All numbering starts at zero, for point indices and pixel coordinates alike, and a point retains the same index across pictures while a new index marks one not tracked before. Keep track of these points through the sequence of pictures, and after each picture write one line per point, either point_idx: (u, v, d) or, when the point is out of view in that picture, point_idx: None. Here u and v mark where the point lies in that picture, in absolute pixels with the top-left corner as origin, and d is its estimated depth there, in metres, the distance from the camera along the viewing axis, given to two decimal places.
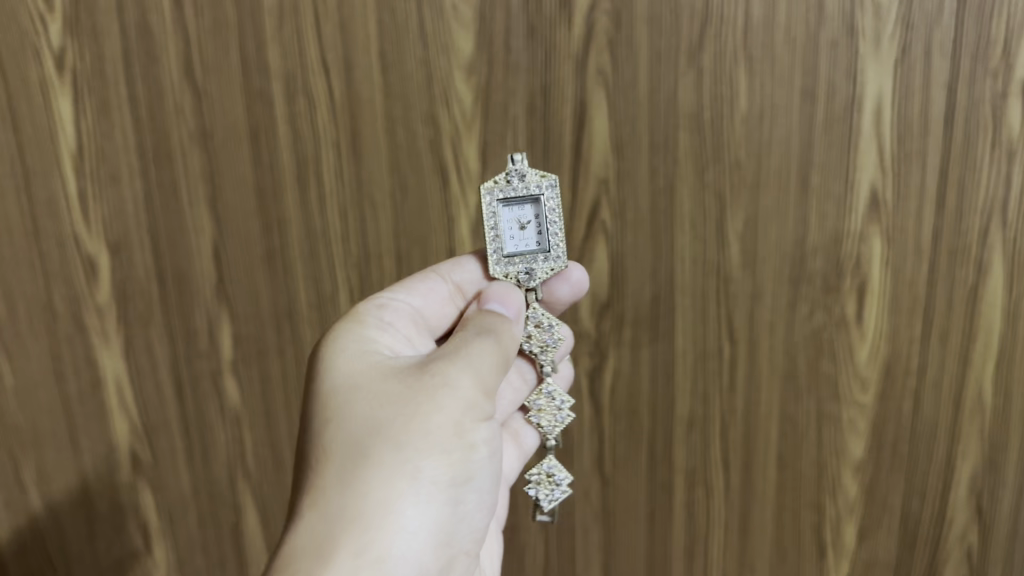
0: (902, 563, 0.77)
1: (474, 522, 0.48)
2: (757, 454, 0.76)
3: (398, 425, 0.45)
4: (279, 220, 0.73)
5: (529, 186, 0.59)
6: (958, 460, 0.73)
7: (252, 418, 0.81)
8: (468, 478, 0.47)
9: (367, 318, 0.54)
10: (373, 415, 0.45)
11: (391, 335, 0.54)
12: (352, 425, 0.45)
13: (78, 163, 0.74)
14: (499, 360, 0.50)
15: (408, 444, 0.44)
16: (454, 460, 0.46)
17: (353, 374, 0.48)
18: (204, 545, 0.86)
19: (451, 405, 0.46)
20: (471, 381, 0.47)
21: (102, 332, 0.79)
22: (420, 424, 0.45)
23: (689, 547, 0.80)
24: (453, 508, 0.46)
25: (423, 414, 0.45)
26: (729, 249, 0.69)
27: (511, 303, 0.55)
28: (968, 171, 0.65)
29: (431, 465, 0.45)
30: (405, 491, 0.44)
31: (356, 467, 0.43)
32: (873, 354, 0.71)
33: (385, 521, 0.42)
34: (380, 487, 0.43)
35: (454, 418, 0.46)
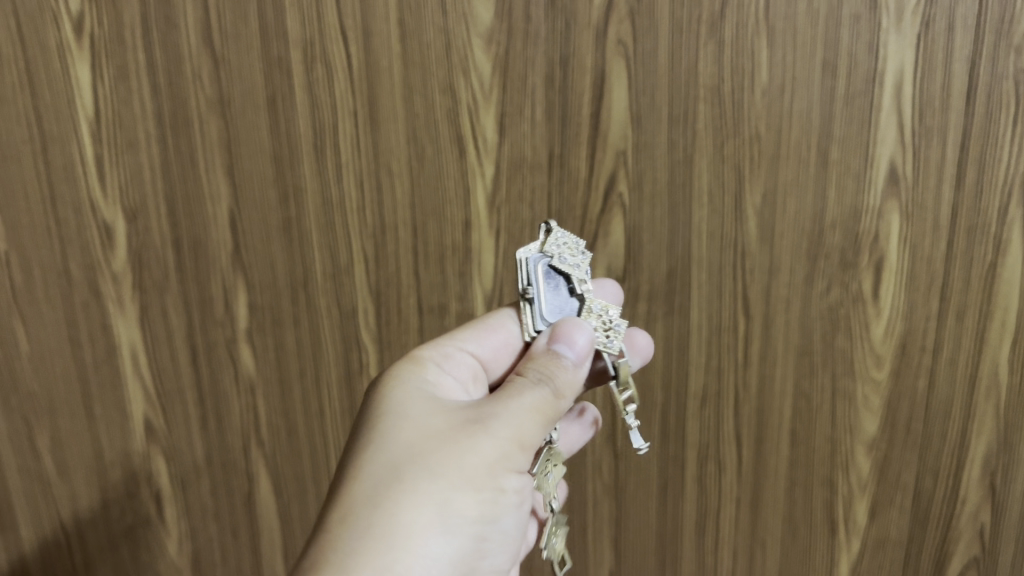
0: (913, 541, 0.77)
1: (492, 566, 0.47)
2: (770, 430, 0.76)
3: (434, 459, 0.44)
4: (296, 189, 0.73)
5: (565, 257, 0.56)
6: (972, 438, 0.73)
7: (266, 387, 0.81)
8: (496, 517, 0.46)
9: (427, 362, 0.53)
10: (413, 444, 0.45)
11: (449, 382, 0.53)
12: (392, 451, 0.45)
13: (96, 130, 0.74)
14: (547, 415, 0.48)
15: (442, 472, 0.44)
16: (485, 498, 0.45)
17: (401, 404, 0.48)
18: (217, 514, 0.87)
19: (492, 445, 0.46)
20: (513, 428, 0.47)
21: (118, 299, 0.79)
22: (456, 458, 0.44)
23: (700, 521, 0.80)
24: (475, 546, 0.45)
25: (459, 452, 0.45)
26: (746, 223, 0.69)
27: (579, 346, 0.52)
28: (989, 147, 0.64)
29: (461, 499, 0.44)
30: (431, 520, 0.43)
31: (389, 489, 0.43)
32: (889, 331, 0.71)
33: (407, 546, 0.41)
34: (409, 512, 0.42)
35: (491, 459, 0.45)
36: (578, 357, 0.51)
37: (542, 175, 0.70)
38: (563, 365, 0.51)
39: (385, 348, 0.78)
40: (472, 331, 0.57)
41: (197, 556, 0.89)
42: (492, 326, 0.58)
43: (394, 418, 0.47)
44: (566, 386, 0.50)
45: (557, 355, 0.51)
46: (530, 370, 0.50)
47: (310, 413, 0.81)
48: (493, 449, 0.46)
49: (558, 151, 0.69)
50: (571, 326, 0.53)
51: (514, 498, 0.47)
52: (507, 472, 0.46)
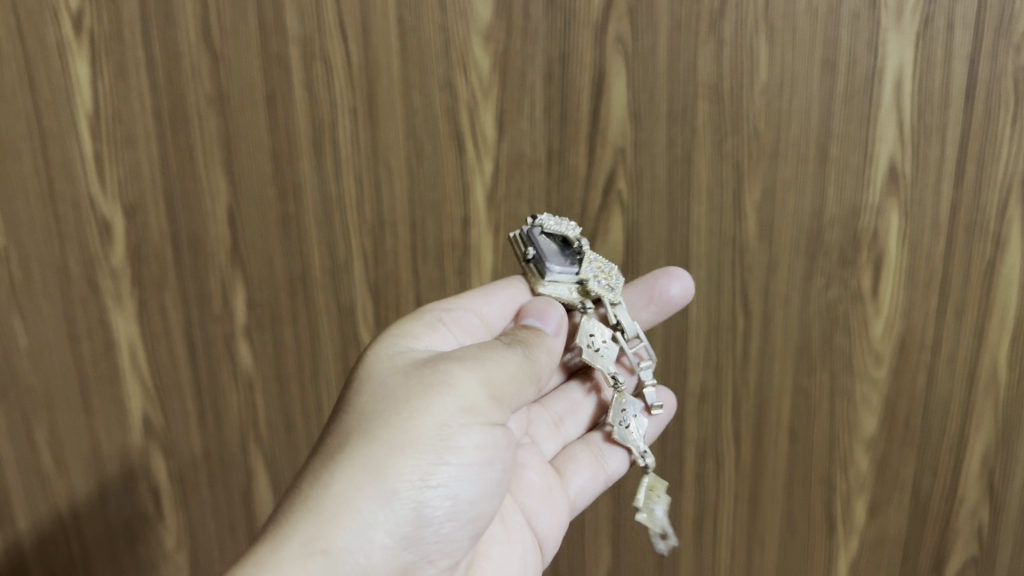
0: (912, 539, 0.77)
1: (461, 528, 0.46)
2: (769, 427, 0.76)
3: (380, 423, 0.44)
4: (295, 186, 0.73)
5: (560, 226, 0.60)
6: (971, 436, 0.73)
7: (264, 383, 0.81)
8: (454, 478, 0.45)
9: (422, 317, 0.53)
10: (365, 409, 0.45)
11: (443, 335, 0.53)
12: (347, 420, 0.46)
13: (94, 126, 0.74)
14: (519, 373, 0.48)
15: (385, 436, 0.44)
16: (435, 459, 0.44)
17: (368, 365, 0.48)
18: (215, 510, 0.87)
19: (442, 403, 0.45)
20: (470, 385, 0.46)
21: (117, 295, 0.79)
22: (401, 420, 0.44)
23: (699, 518, 0.80)
24: (429, 509, 0.44)
25: (406, 413, 0.44)
26: (746, 221, 0.69)
27: (551, 318, 0.55)
28: (989, 144, 0.64)
29: (405, 462, 0.44)
30: (366, 486, 0.43)
31: (331, 458, 0.44)
32: (888, 329, 0.71)
33: (338, 514, 0.42)
34: (343, 481, 0.43)
35: (441, 418, 0.45)
36: (551, 327, 0.55)
37: (541, 172, 0.70)
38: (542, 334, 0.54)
39: None
40: (483, 293, 0.57)
41: (195, 551, 0.89)
42: (501, 288, 0.59)
43: (359, 384, 0.48)
44: (535, 349, 0.51)
45: (530, 327, 0.54)
46: (504, 337, 0.52)
47: (309, 410, 0.81)
48: (443, 408, 0.45)
49: (557, 148, 0.69)
50: (543, 303, 0.56)
51: (475, 457, 0.46)
52: (460, 432, 0.45)
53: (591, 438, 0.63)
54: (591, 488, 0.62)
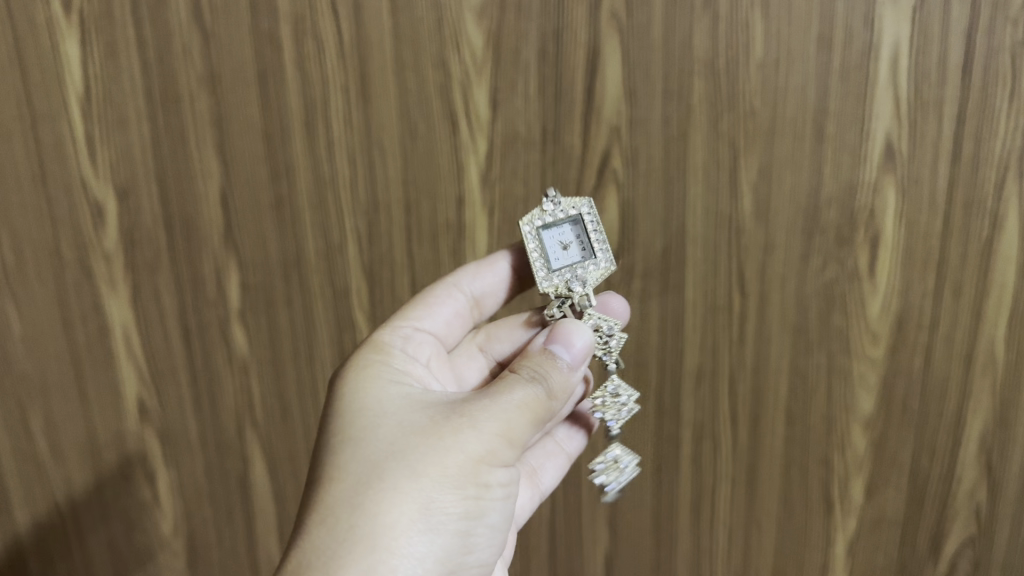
0: (909, 520, 0.77)
1: (483, 557, 0.48)
2: (766, 409, 0.75)
3: (417, 456, 0.45)
4: (288, 168, 0.73)
5: (566, 212, 0.61)
6: (969, 417, 0.72)
7: (259, 367, 0.80)
8: (483, 513, 0.47)
9: (394, 350, 0.56)
10: (394, 441, 0.46)
11: (418, 366, 0.57)
12: (374, 448, 0.46)
13: (85, 107, 0.73)
14: (538, 410, 0.48)
15: (424, 472, 0.45)
16: (470, 496, 0.46)
17: (383, 401, 0.49)
18: (211, 494, 0.86)
19: (478, 441, 0.46)
20: (501, 423, 0.47)
21: (110, 279, 0.79)
22: (437, 456, 0.45)
23: (696, 501, 0.80)
24: (460, 540, 0.46)
25: (442, 450, 0.45)
26: (742, 200, 0.68)
27: (576, 349, 0.52)
28: (986, 122, 0.64)
29: (444, 497, 0.45)
30: (413, 519, 0.44)
31: (370, 489, 0.44)
32: (885, 308, 0.70)
33: (391, 547, 0.43)
34: (391, 513, 0.43)
35: (476, 456, 0.46)
36: (573, 358, 0.52)
37: (535, 151, 0.69)
38: (557, 365, 0.51)
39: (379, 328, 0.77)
40: (423, 309, 0.61)
41: (192, 537, 0.89)
42: (437, 299, 0.62)
43: (376, 415, 0.48)
44: (559, 387, 0.50)
45: (555, 353, 0.52)
46: (523, 367, 0.50)
47: (304, 392, 0.81)
48: (479, 446, 0.46)
49: (552, 127, 0.68)
50: (568, 330, 0.53)
51: (498, 494, 0.47)
52: (491, 468, 0.46)
53: (526, 456, 0.64)
54: (524, 509, 0.63)
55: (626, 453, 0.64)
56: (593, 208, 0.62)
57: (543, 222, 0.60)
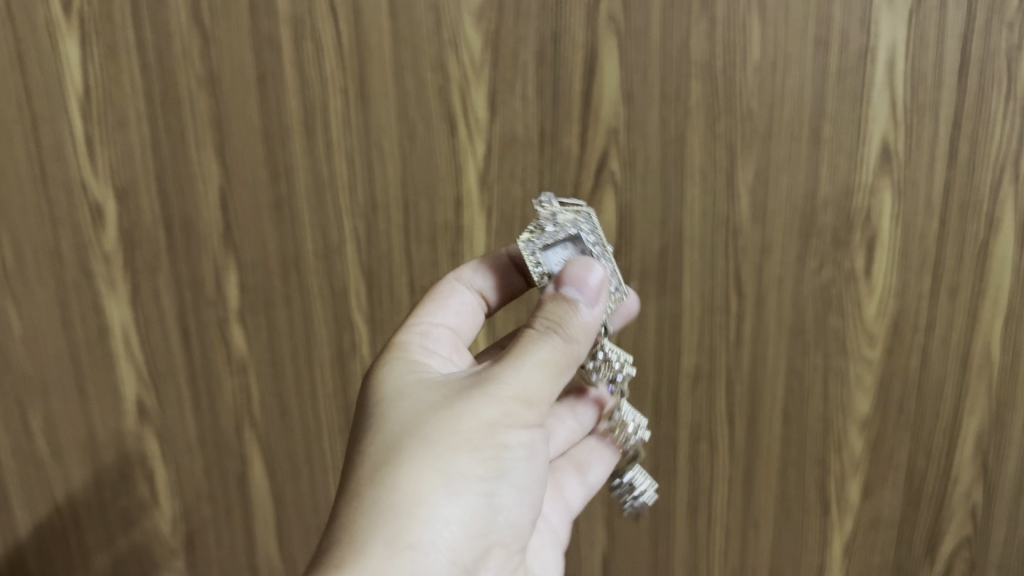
0: (906, 520, 0.77)
1: (515, 517, 0.48)
2: (763, 409, 0.76)
3: (434, 426, 0.45)
4: (287, 168, 0.73)
5: (564, 227, 0.54)
6: (965, 418, 0.73)
7: (258, 367, 0.81)
8: (507, 474, 0.47)
9: (413, 344, 0.55)
10: (412, 416, 0.46)
11: (439, 359, 0.55)
12: (394, 424, 0.46)
13: (85, 108, 0.73)
14: (554, 364, 0.47)
15: (442, 441, 0.45)
16: (490, 458, 0.46)
17: (403, 383, 0.49)
18: (210, 493, 0.87)
19: (491, 405, 0.46)
20: (516, 385, 0.46)
21: (109, 279, 0.79)
22: (454, 425, 0.45)
23: (693, 500, 0.80)
24: (487, 502, 0.46)
25: (458, 418, 0.45)
26: (739, 201, 0.69)
27: (590, 288, 0.49)
28: (982, 124, 0.64)
29: (465, 462, 0.45)
30: (435, 486, 0.44)
31: (391, 462, 0.45)
32: (882, 309, 0.70)
33: (414, 515, 0.43)
34: (413, 483, 0.44)
35: (493, 419, 0.46)
36: (589, 299, 0.49)
37: (533, 153, 0.70)
38: (573, 310, 0.48)
39: (377, 328, 0.78)
40: (433, 304, 0.59)
41: (191, 537, 0.89)
42: (446, 294, 0.60)
43: (395, 398, 0.48)
44: (578, 330, 0.48)
45: (567, 299, 0.48)
46: (538, 319, 0.48)
47: (303, 392, 0.81)
48: (494, 411, 0.46)
49: (550, 129, 0.69)
50: (581, 268, 0.49)
51: (523, 453, 0.47)
52: (511, 429, 0.46)
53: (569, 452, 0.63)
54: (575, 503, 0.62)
55: (646, 478, 0.60)
56: (593, 221, 0.55)
57: (541, 244, 0.53)
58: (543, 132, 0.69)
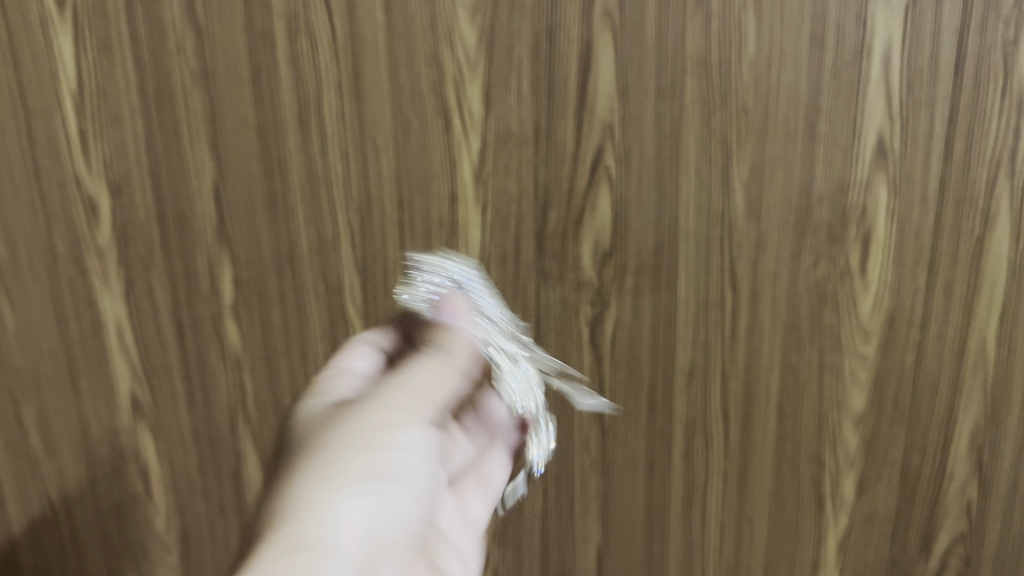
0: (900, 516, 0.77)
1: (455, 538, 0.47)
2: (758, 405, 0.76)
3: (364, 415, 0.45)
4: (281, 164, 0.73)
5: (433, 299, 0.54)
6: (960, 414, 0.73)
7: (252, 363, 0.81)
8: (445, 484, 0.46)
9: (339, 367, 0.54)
10: (342, 412, 0.46)
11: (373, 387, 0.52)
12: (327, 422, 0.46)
13: (79, 103, 0.73)
14: (449, 370, 0.49)
15: (377, 427, 0.45)
16: (431, 457, 0.46)
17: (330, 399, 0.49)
18: (204, 489, 0.87)
19: (412, 398, 0.46)
20: (427, 386, 0.47)
21: (103, 275, 0.79)
22: (385, 413, 0.45)
23: (688, 496, 0.80)
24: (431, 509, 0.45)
25: (390, 409, 0.45)
26: (734, 197, 0.69)
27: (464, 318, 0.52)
28: (977, 121, 0.64)
29: (407, 453, 0.44)
30: (381, 473, 0.43)
31: (331, 445, 0.43)
32: (877, 306, 0.70)
33: (367, 498, 0.42)
34: (357, 464, 0.42)
35: (420, 416, 0.46)
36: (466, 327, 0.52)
37: (527, 149, 0.69)
38: (448, 337, 0.51)
39: (371, 323, 0.78)
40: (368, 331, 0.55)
41: (185, 533, 0.89)
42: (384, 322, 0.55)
43: (323, 408, 0.47)
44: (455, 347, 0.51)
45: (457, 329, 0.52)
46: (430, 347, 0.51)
47: (297, 387, 0.81)
48: (417, 404, 0.46)
49: (545, 124, 0.68)
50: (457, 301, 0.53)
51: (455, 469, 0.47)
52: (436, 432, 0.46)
53: None
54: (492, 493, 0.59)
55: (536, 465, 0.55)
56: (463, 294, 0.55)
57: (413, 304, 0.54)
58: (538, 127, 0.69)
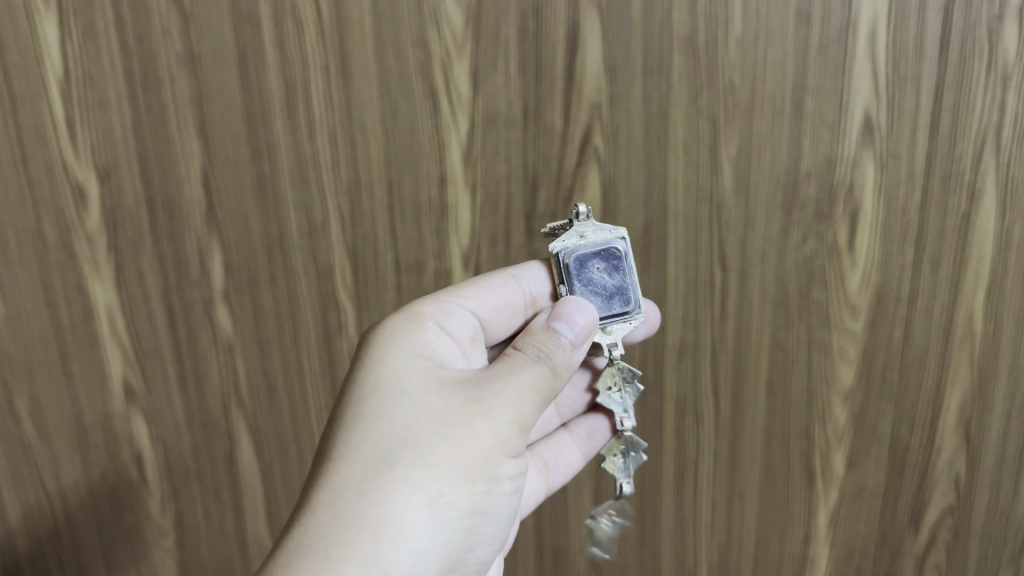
0: (890, 490, 0.78)
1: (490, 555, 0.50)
2: (747, 381, 0.76)
3: (429, 442, 0.46)
4: (269, 147, 0.73)
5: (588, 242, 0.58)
6: (947, 388, 0.73)
7: (245, 347, 0.81)
8: (490, 508, 0.49)
9: (426, 322, 0.53)
10: (421, 427, 0.47)
11: (447, 344, 0.53)
12: (392, 430, 0.47)
13: (65, 89, 0.73)
14: (545, 392, 0.50)
15: (438, 464, 0.46)
16: (480, 490, 0.48)
17: (404, 376, 0.49)
18: (199, 473, 0.87)
19: (490, 429, 0.48)
20: (512, 412, 0.49)
21: (93, 261, 0.79)
22: (453, 449, 0.46)
23: (680, 472, 0.81)
24: (464, 534, 0.48)
25: (460, 440, 0.47)
26: (722, 175, 0.69)
27: (579, 326, 0.54)
28: (963, 96, 0.64)
29: (453, 490, 0.46)
30: (420, 514, 0.45)
31: (383, 478, 0.45)
32: (864, 282, 0.71)
33: (394, 539, 0.44)
34: (400, 502, 0.45)
35: (474, 458, 0.47)
36: (577, 335, 0.53)
37: (516, 129, 0.69)
38: (561, 343, 0.52)
39: (362, 307, 0.78)
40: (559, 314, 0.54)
41: (180, 518, 0.89)
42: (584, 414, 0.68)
43: (395, 393, 0.48)
44: (562, 364, 0.52)
45: (556, 330, 0.53)
46: (530, 346, 0.52)
47: (289, 371, 0.81)
48: (491, 436, 0.48)
49: (533, 105, 0.68)
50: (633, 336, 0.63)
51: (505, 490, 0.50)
52: (501, 461, 0.49)
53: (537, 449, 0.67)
54: (533, 498, 0.65)
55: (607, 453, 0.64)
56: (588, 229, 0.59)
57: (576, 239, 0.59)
58: (525, 108, 0.69)
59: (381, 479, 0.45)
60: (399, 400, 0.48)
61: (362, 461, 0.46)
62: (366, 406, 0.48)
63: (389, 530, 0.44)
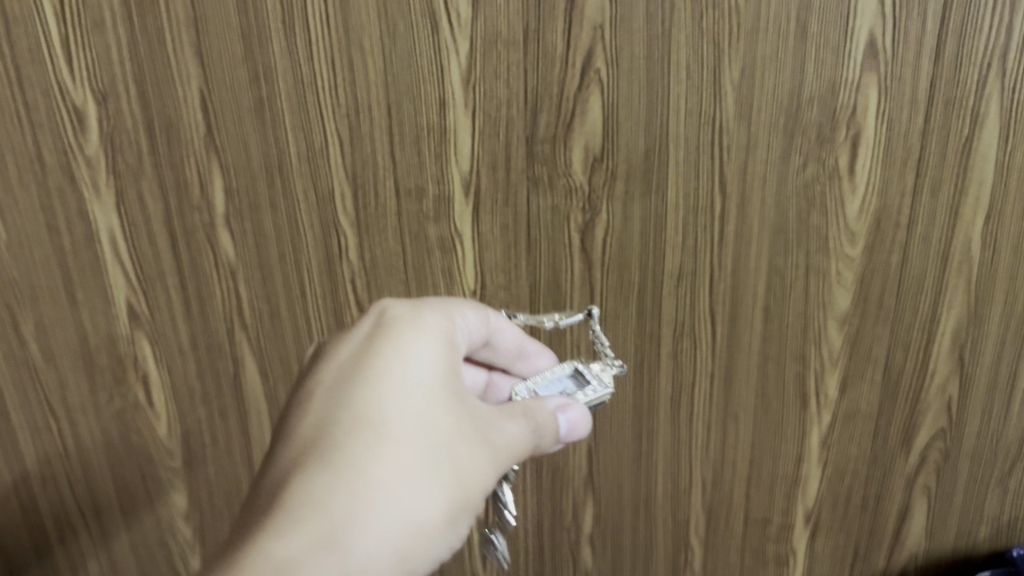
0: (883, 413, 0.79)
1: None
2: (745, 307, 0.77)
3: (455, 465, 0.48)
4: (267, 70, 0.72)
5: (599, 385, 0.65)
6: (943, 312, 0.74)
7: (247, 271, 0.81)
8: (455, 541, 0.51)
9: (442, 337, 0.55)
10: (448, 447, 0.48)
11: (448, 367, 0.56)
12: (424, 439, 0.48)
13: (59, 10, 0.72)
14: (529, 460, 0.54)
15: (457, 485, 0.48)
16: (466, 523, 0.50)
17: (434, 391, 0.50)
18: (205, 395, 0.89)
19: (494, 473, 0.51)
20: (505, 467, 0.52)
21: (93, 185, 0.79)
22: (470, 479, 0.49)
23: (673, 396, 0.82)
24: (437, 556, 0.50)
25: (474, 470, 0.49)
26: (724, 99, 0.68)
27: (579, 424, 0.59)
28: (970, 18, 0.63)
29: (459, 514, 0.48)
30: (436, 527, 0.47)
31: (416, 484, 0.46)
32: (864, 207, 0.71)
33: (412, 543, 0.45)
34: (425, 510, 0.46)
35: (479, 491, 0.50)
36: (569, 431, 0.58)
37: (517, 52, 0.69)
38: (556, 429, 0.57)
39: (363, 232, 0.78)
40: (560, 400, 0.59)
41: (187, 438, 0.91)
42: None
43: (426, 404, 0.49)
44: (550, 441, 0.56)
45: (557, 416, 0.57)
46: (537, 416, 0.56)
47: (291, 296, 0.82)
48: (491, 479, 0.51)
49: (534, 27, 0.68)
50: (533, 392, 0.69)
51: None
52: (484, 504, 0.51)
53: None
54: None
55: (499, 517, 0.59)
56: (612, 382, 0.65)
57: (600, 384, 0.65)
58: (525, 30, 0.68)
59: (424, 478, 0.46)
60: (432, 413, 0.49)
61: (412, 449, 0.47)
62: (419, 399, 0.49)
63: (409, 532, 0.45)
